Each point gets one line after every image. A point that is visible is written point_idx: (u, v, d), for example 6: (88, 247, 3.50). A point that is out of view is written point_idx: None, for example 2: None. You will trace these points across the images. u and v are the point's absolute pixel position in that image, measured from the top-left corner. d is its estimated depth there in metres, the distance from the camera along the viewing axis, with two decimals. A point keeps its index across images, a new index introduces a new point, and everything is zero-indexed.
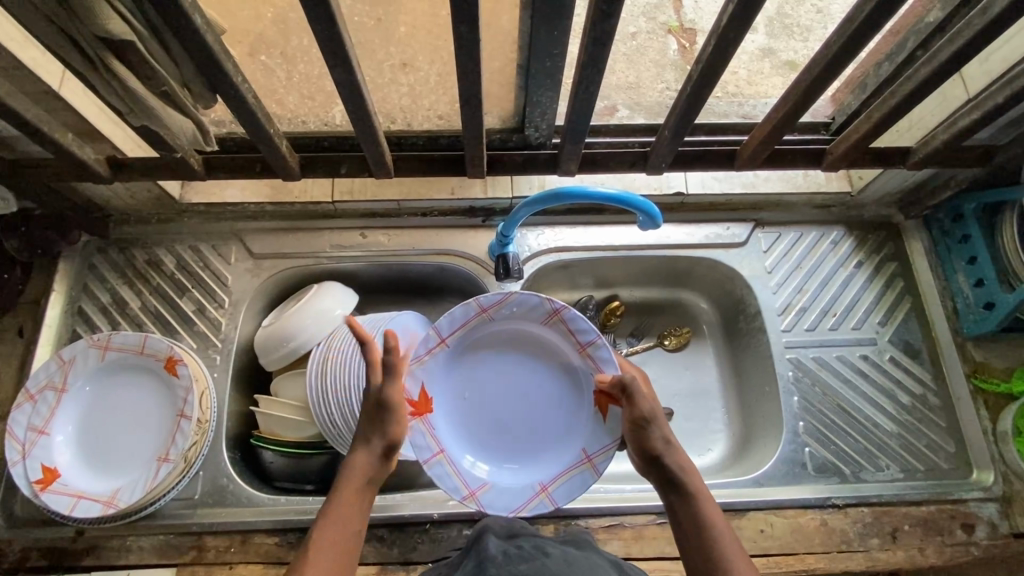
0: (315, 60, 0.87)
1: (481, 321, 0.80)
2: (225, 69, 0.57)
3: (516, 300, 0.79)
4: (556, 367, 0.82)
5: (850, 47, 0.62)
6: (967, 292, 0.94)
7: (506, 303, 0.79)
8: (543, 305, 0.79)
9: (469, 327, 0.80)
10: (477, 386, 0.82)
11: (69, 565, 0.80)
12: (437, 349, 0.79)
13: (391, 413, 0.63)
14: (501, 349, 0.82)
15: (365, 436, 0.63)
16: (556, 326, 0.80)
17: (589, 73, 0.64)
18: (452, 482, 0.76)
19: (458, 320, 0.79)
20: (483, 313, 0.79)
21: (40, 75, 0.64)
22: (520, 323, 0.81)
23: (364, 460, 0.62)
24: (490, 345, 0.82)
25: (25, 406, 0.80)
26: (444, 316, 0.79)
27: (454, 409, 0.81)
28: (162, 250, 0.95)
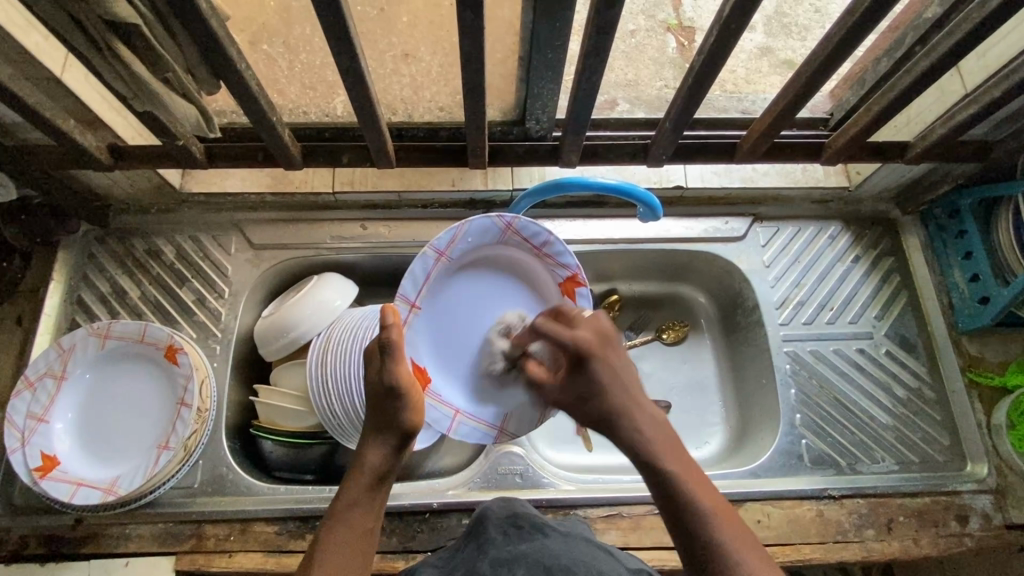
0: (318, 48, 0.87)
1: (441, 266, 0.77)
2: (230, 55, 0.57)
3: (470, 228, 0.76)
4: (522, 282, 0.83)
5: (851, 39, 0.63)
6: (963, 287, 0.95)
7: (459, 237, 0.76)
8: (493, 224, 0.78)
9: (434, 277, 0.77)
10: (454, 323, 0.80)
11: (68, 553, 0.80)
12: (411, 314, 0.77)
13: (401, 398, 0.62)
14: (463, 280, 0.80)
15: (384, 425, 0.62)
16: (512, 239, 0.80)
17: (591, 63, 0.64)
18: (479, 432, 0.80)
19: (420, 276, 0.76)
20: (444, 257, 0.76)
21: (42, 60, 0.64)
22: (477, 252, 0.80)
23: (380, 454, 0.61)
24: (454, 280, 0.80)
25: (24, 393, 0.79)
26: (405, 278, 0.75)
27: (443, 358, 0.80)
28: (162, 240, 0.95)
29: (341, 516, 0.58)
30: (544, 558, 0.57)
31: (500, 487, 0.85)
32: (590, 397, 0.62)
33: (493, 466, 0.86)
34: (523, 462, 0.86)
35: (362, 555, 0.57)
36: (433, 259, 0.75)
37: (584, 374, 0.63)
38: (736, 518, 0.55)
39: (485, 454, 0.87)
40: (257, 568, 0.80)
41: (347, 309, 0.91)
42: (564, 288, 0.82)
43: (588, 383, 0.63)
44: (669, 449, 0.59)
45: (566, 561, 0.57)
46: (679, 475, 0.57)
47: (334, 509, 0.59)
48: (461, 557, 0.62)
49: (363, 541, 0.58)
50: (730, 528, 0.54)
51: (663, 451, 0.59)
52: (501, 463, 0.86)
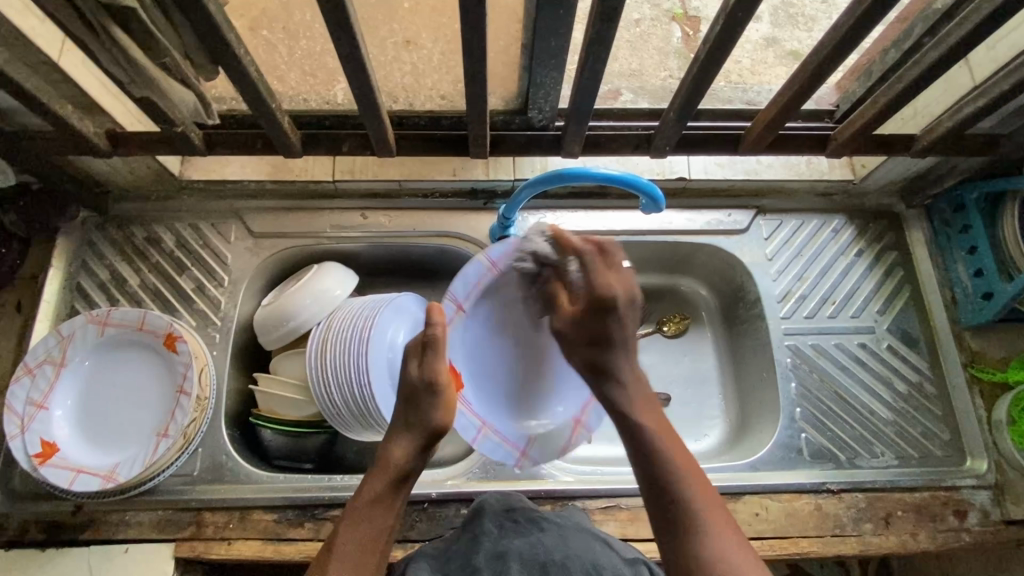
0: (318, 34, 0.82)
1: (491, 276, 0.80)
2: (228, 40, 0.56)
3: (522, 243, 0.79)
4: None
5: (859, 29, 0.62)
6: (966, 282, 0.95)
7: (511, 251, 0.80)
8: (545, 243, 0.80)
9: (482, 287, 0.80)
10: (484, 336, 0.83)
11: (68, 539, 0.80)
12: (456, 316, 0.79)
13: (435, 394, 0.64)
14: (506, 293, 0.83)
15: (414, 424, 0.64)
16: None
17: (595, 51, 0.63)
18: (501, 450, 0.81)
19: (470, 280, 0.79)
20: (495, 267, 0.80)
21: (39, 44, 0.63)
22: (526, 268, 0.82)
23: (404, 451, 0.62)
24: (494, 294, 0.83)
25: (24, 380, 0.79)
26: (456, 279, 0.78)
27: (474, 370, 0.83)
28: (161, 228, 0.94)
29: (364, 514, 0.59)
30: (539, 553, 0.58)
31: (498, 479, 0.85)
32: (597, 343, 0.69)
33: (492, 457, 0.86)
34: None
35: (373, 552, 0.58)
36: (484, 267, 0.79)
37: (599, 318, 0.69)
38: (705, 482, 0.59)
39: None
40: (255, 556, 0.80)
41: (346, 299, 0.90)
42: None
43: (591, 327, 0.69)
44: (644, 408, 0.65)
45: (562, 558, 0.58)
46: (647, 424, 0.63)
47: (355, 505, 0.60)
48: (455, 547, 0.62)
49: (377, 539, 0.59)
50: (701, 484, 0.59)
51: (641, 412, 0.65)
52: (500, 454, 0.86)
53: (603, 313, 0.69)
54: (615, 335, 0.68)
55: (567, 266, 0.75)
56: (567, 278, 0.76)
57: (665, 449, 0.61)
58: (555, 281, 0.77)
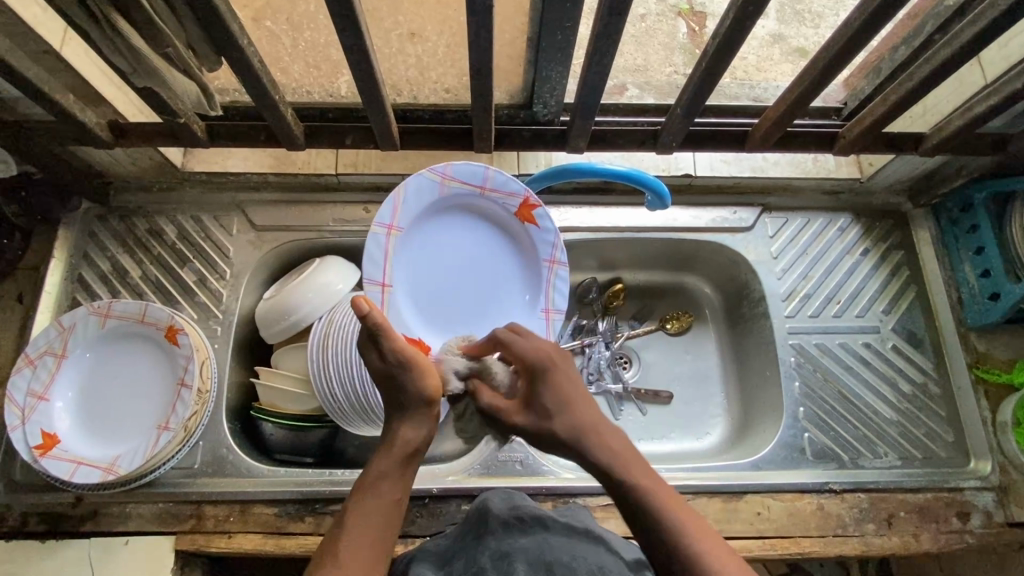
0: (323, 26, 0.80)
1: (396, 237, 0.74)
2: (231, 30, 0.55)
3: (405, 194, 0.73)
4: (479, 221, 0.80)
5: (870, 26, 0.61)
6: (973, 282, 0.94)
7: (401, 203, 0.74)
8: (427, 178, 0.75)
9: (393, 246, 0.75)
10: (427, 285, 0.79)
11: (68, 530, 0.80)
12: (386, 292, 0.74)
13: (413, 369, 0.60)
14: (424, 232, 0.78)
15: (408, 404, 0.59)
16: (452, 188, 0.77)
17: (602, 45, 0.62)
18: None
19: (378, 255, 0.73)
20: (393, 229, 0.74)
21: (41, 33, 0.62)
22: (423, 210, 0.77)
23: (411, 429, 0.59)
24: (412, 248, 0.77)
25: (25, 370, 0.79)
26: (364, 262, 0.73)
27: (436, 326, 0.79)
28: (163, 220, 0.94)
29: (364, 493, 0.55)
30: (544, 553, 0.57)
31: (499, 475, 0.85)
32: (555, 415, 0.58)
33: (493, 453, 0.86)
34: (523, 450, 0.86)
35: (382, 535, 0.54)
36: (385, 234, 0.73)
37: (545, 386, 0.60)
38: (723, 550, 0.50)
39: (486, 440, 0.87)
40: (256, 549, 0.80)
41: (349, 293, 0.90)
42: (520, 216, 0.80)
43: (542, 401, 0.60)
44: (640, 469, 0.55)
45: (567, 557, 0.57)
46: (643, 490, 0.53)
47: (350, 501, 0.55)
48: (461, 547, 0.62)
49: (388, 520, 0.55)
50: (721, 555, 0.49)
51: (634, 473, 0.54)
52: (501, 450, 0.86)
53: (546, 382, 0.61)
54: (568, 395, 0.59)
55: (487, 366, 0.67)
56: (491, 379, 0.66)
57: (670, 519, 0.51)
58: (476, 380, 0.67)
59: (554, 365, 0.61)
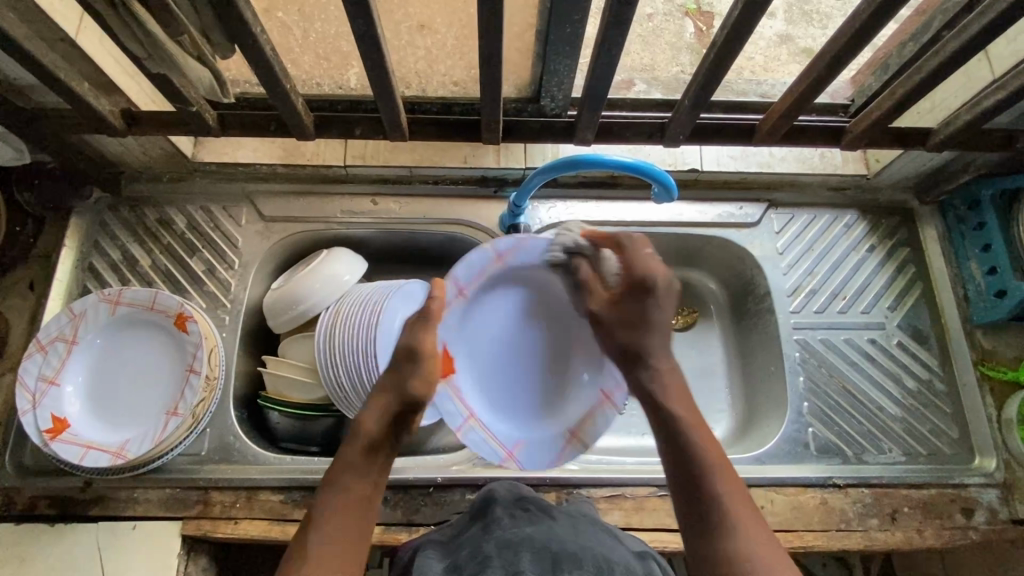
0: (333, 17, 0.80)
1: (496, 267, 0.79)
2: (244, 18, 0.56)
3: (531, 243, 0.79)
4: (559, 320, 0.84)
5: (877, 18, 0.61)
6: (979, 279, 0.94)
7: (520, 247, 0.79)
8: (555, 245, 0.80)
9: (484, 276, 0.79)
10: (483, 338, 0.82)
11: (77, 515, 0.81)
12: (455, 299, 0.77)
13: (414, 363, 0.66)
14: (504, 295, 0.82)
15: (389, 392, 0.65)
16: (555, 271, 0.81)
17: (611, 35, 0.63)
18: (487, 447, 0.78)
19: (475, 267, 0.77)
20: (500, 259, 0.78)
21: (57, 20, 0.63)
22: (519, 275, 0.82)
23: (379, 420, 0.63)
24: (489, 296, 0.81)
25: (36, 356, 0.80)
26: (459, 263, 0.77)
27: (467, 364, 0.80)
28: (172, 210, 0.95)
29: (335, 479, 0.59)
30: (550, 545, 0.58)
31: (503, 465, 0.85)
32: (634, 326, 0.70)
33: None
34: None
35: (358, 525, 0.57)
36: (490, 259, 0.78)
37: (636, 302, 0.70)
38: (739, 488, 0.58)
39: None
40: (261, 535, 0.81)
41: (355, 284, 0.91)
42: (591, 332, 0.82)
43: (630, 309, 0.71)
44: (680, 402, 0.66)
45: (573, 547, 0.58)
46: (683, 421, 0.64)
47: (331, 474, 0.60)
48: (467, 538, 0.62)
49: (359, 508, 0.58)
50: (733, 490, 0.58)
51: (678, 404, 0.66)
52: None
53: (643, 297, 0.70)
54: (653, 316, 0.70)
55: (602, 258, 0.77)
56: (600, 268, 0.77)
57: (704, 454, 0.60)
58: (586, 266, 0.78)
59: (652, 288, 0.69)
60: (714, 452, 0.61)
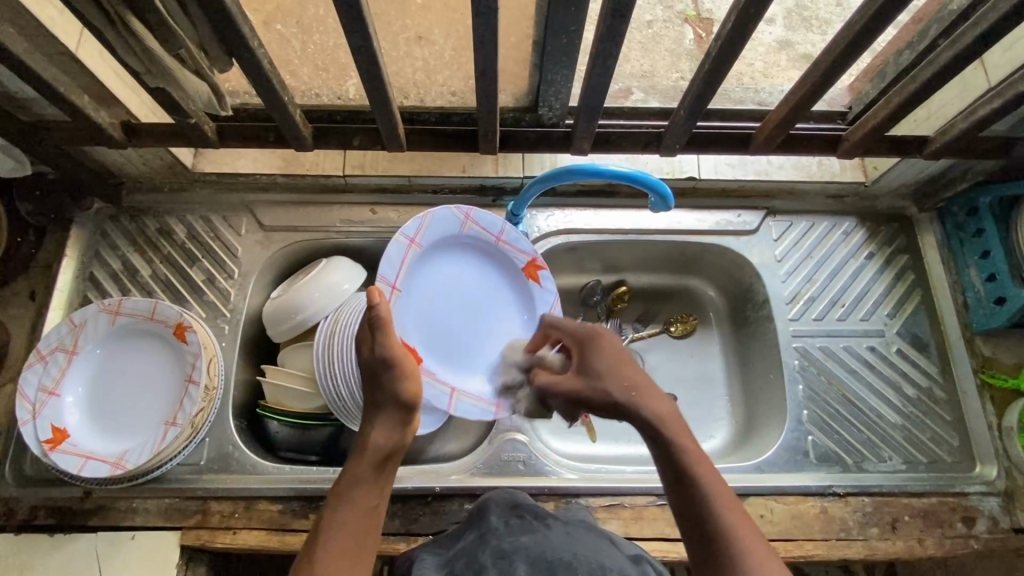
0: (331, 29, 0.83)
1: (415, 252, 0.75)
2: (242, 33, 0.57)
3: (433, 218, 0.77)
4: (490, 267, 0.84)
5: (872, 28, 0.61)
6: (978, 286, 0.94)
7: (425, 225, 0.76)
8: (452, 214, 0.79)
9: (408, 263, 0.75)
10: (430, 319, 0.78)
11: (76, 525, 0.81)
12: (392, 296, 0.73)
13: (395, 368, 0.63)
14: (432, 267, 0.79)
15: (384, 401, 0.63)
16: (472, 230, 0.81)
17: (606, 46, 0.63)
18: (477, 409, 0.79)
19: (394, 260, 0.73)
20: (414, 243, 0.75)
21: (57, 35, 0.64)
22: (440, 245, 0.79)
23: (386, 432, 0.62)
24: (422, 273, 0.78)
25: (36, 366, 0.81)
26: (381, 263, 0.72)
27: (427, 347, 0.78)
28: (172, 219, 0.95)
29: (344, 493, 0.59)
30: (546, 552, 0.57)
31: (501, 474, 0.85)
32: (601, 371, 0.68)
33: (496, 452, 0.86)
34: (526, 449, 0.86)
35: (369, 535, 0.57)
36: (406, 246, 0.74)
37: (592, 351, 0.71)
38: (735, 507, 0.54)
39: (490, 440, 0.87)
40: (259, 545, 0.81)
41: (355, 293, 0.91)
42: (526, 273, 0.84)
43: (596, 367, 0.68)
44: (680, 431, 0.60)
45: (568, 556, 0.57)
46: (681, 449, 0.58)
47: (338, 487, 0.60)
48: (462, 546, 0.62)
49: (367, 521, 0.58)
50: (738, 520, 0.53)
51: (675, 434, 0.60)
52: (505, 450, 0.86)
53: (592, 348, 0.71)
54: (632, 370, 0.67)
55: (541, 356, 0.79)
56: (546, 360, 0.78)
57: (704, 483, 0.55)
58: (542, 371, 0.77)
59: (599, 334, 0.72)
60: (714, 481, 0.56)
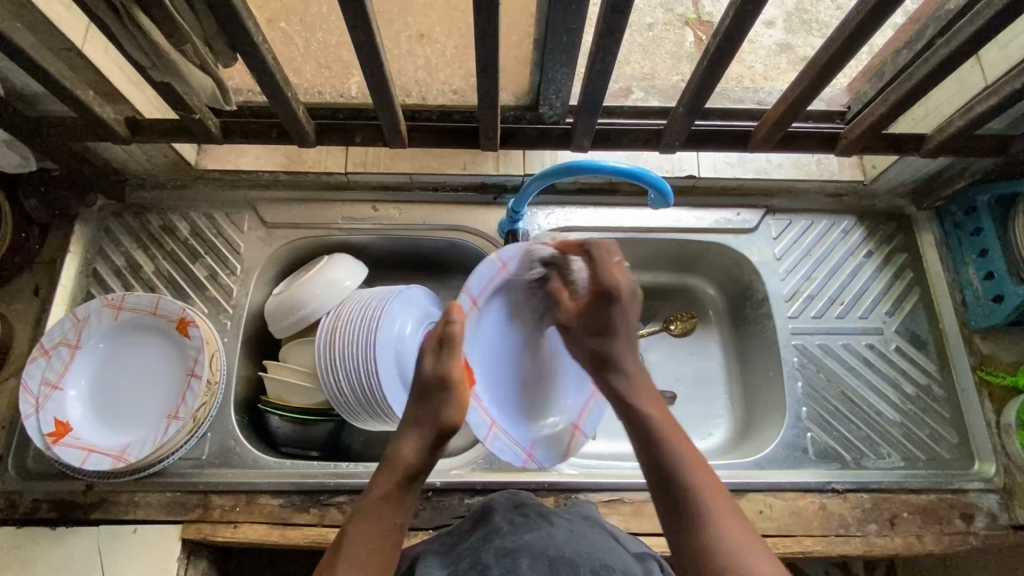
0: (334, 27, 0.81)
1: (501, 276, 0.80)
2: (247, 28, 0.57)
3: (534, 251, 0.81)
4: (550, 314, 0.88)
5: (868, 26, 0.62)
6: (976, 285, 0.94)
7: (521, 255, 0.81)
8: (552, 254, 0.82)
9: (493, 284, 0.80)
10: (491, 350, 0.83)
11: (77, 518, 0.82)
12: (470, 309, 0.78)
13: (444, 393, 0.68)
14: (507, 300, 0.84)
15: (424, 421, 0.67)
16: (555, 277, 0.84)
17: (605, 44, 0.64)
18: (510, 451, 0.81)
19: (483, 278, 0.78)
20: (506, 268, 0.80)
21: (64, 31, 0.65)
22: (520, 282, 0.84)
23: (415, 448, 0.66)
24: (496, 301, 0.82)
25: (40, 360, 0.81)
26: (469, 276, 0.77)
27: (483, 371, 0.82)
28: (175, 216, 0.96)
29: (371, 503, 0.62)
30: (548, 549, 0.59)
31: (501, 469, 0.85)
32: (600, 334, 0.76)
33: (496, 448, 0.87)
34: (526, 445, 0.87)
35: (388, 544, 0.60)
36: (497, 268, 0.79)
37: (606, 310, 0.75)
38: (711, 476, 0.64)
39: None
40: (260, 540, 0.81)
41: (356, 290, 0.91)
42: None
43: (598, 321, 0.76)
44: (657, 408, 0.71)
45: (571, 554, 0.58)
46: (659, 424, 0.69)
47: (369, 494, 0.63)
48: (465, 543, 0.62)
49: (389, 530, 0.60)
50: (718, 498, 0.62)
51: (648, 406, 0.71)
52: (505, 445, 0.87)
53: (608, 308, 0.75)
54: (618, 325, 0.75)
55: (569, 266, 0.80)
56: (571, 276, 0.80)
57: (689, 472, 0.63)
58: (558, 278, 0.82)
59: (619, 296, 0.75)
60: (694, 459, 0.65)
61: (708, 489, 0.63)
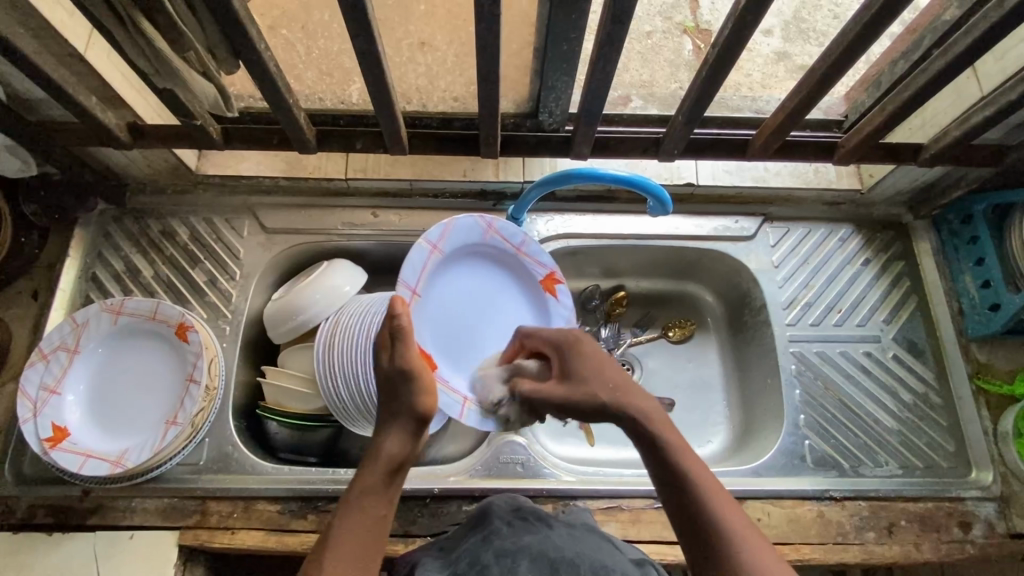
0: (336, 35, 0.84)
1: (435, 258, 0.75)
2: (250, 35, 0.58)
3: (457, 225, 0.77)
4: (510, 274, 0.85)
5: (866, 36, 0.62)
6: (973, 293, 0.95)
7: (448, 230, 0.76)
8: (476, 223, 0.79)
9: (428, 269, 0.74)
10: (447, 327, 0.78)
11: (73, 524, 0.81)
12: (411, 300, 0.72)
13: (418, 381, 0.62)
14: (457, 273, 0.80)
15: (401, 412, 0.61)
16: (493, 239, 0.82)
17: (606, 52, 0.64)
18: (491, 422, 0.78)
19: (417, 265, 0.72)
20: (434, 249, 0.74)
21: (67, 36, 0.65)
22: (470, 249, 0.81)
23: (397, 439, 0.60)
24: (443, 275, 0.78)
25: (38, 364, 0.81)
26: (402, 267, 0.71)
27: (441, 351, 0.77)
28: (176, 221, 0.96)
29: (351, 505, 0.57)
30: (549, 551, 0.58)
31: (500, 476, 0.85)
32: (584, 380, 0.64)
33: (495, 454, 0.87)
34: (525, 451, 0.87)
35: (371, 547, 0.55)
36: (427, 251, 0.73)
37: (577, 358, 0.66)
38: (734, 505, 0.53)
39: (489, 442, 0.88)
40: (258, 546, 0.81)
41: (355, 295, 0.91)
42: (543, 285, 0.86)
43: (575, 369, 0.65)
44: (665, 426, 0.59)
45: (571, 555, 0.58)
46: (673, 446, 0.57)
47: (350, 494, 0.58)
48: (465, 546, 0.62)
49: (374, 532, 0.56)
50: (737, 522, 0.52)
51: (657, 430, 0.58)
52: (503, 452, 0.87)
53: (574, 353, 0.67)
54: (599, 367, 0.64)
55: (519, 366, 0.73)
56: (524, 369, 0.72)
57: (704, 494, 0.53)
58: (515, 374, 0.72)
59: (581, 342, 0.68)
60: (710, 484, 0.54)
61: (716, 489, 0.54)
